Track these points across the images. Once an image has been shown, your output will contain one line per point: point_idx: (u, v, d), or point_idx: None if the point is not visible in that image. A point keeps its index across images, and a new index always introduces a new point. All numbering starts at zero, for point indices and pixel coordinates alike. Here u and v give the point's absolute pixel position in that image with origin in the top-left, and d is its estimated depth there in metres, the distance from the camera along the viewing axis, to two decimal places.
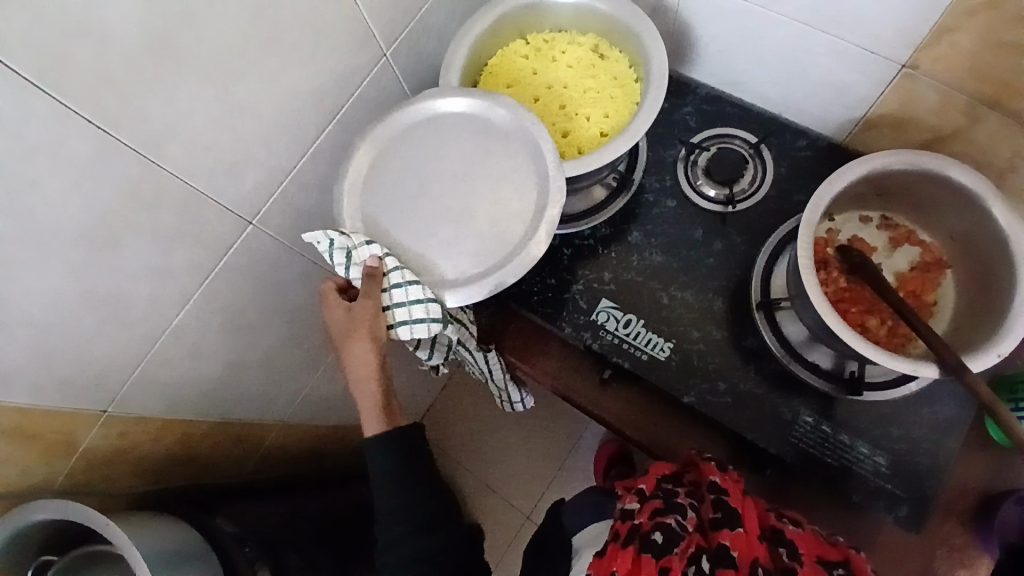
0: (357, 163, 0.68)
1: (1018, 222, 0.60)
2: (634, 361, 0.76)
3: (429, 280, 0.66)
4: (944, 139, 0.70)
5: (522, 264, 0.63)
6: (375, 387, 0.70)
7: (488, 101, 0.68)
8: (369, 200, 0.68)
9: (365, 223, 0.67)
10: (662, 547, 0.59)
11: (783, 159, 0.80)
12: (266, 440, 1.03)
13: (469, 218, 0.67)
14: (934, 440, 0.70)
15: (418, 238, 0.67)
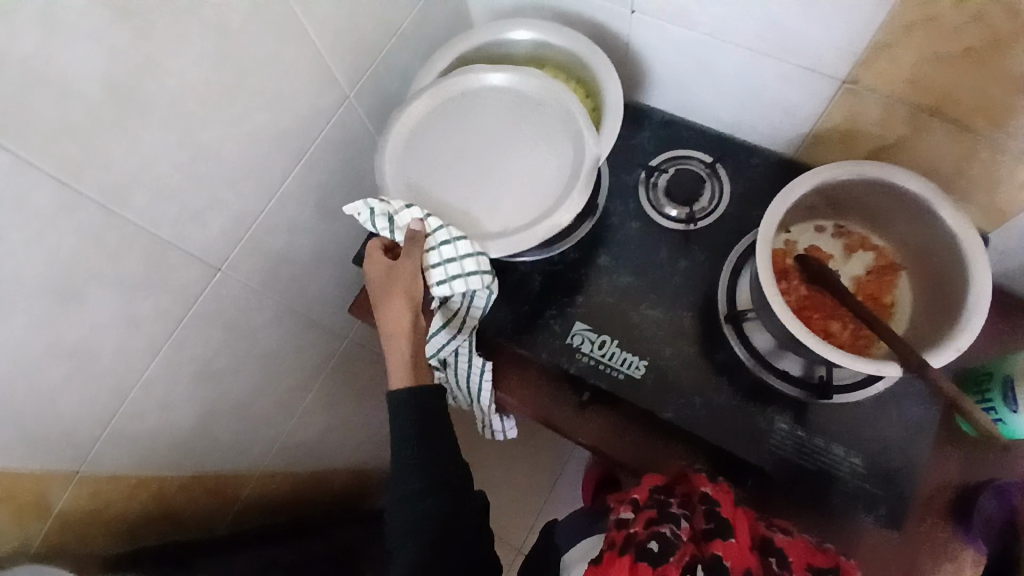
0: (395, 138, 0.75)
1: (963, 221, 0.63)
2: (611, 381, 0.77)
3: (475, 235, 0.71)
4: (891, 147, 0.73)
5: (567, 211, 0.69)
6: (408, 344, 0.74)
7: (519, 73, 0.75)
8: (410, 169, 0.74)
9: (412, 192, 0.73)
10: (657, 557, 0.59)
11: (738, 177, 0.83)
12: (243, 491, 1.01)
13: (507, 181, 0.73)
14: (906, 438, 0.72)
15: (464, 197, 0.73)
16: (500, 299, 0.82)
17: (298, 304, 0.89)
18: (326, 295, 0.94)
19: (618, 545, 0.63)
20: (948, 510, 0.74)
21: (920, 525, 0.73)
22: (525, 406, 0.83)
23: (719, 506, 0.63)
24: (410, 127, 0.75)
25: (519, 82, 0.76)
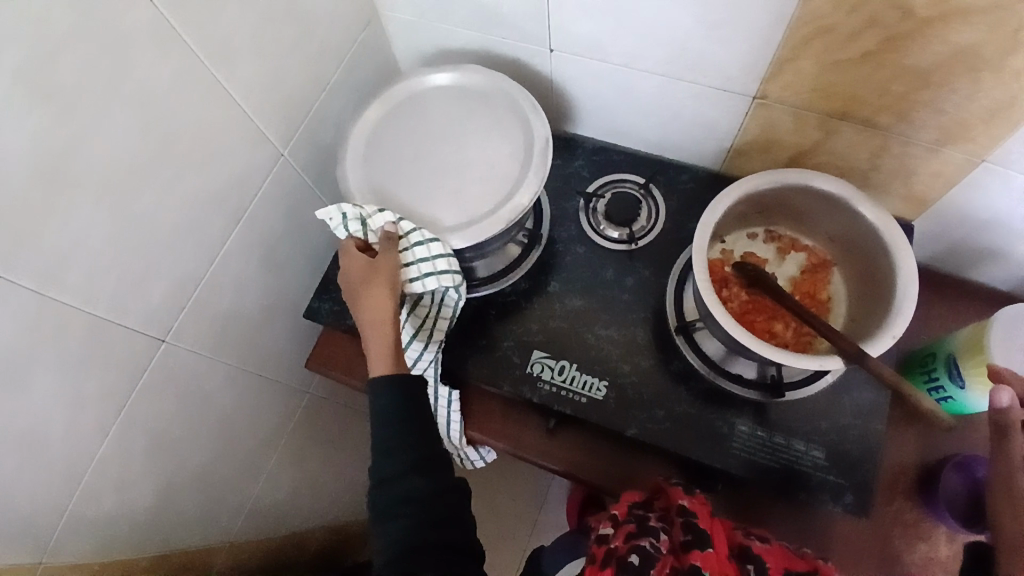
0: (351, 150, 0.74)
1: (881, 215, 0.66)
2: (574, 405, 0.78)
3: (439, 230, 0.70)
4: (808, 151, 0.78)
5: (529, 188, 0.69)
6: (390, 334, 0.70)
7: (459, 72, 0.77)
8: (367, 175, 0.73)
9: (373, 196, 0.72)
10: (637, 570, 0.59)
11: (672, 193, 0.87)
12: (214, 563, 0.97)
13: (464, 172, 0.73)
14: (862, 425, 0.74)
15: (423, 192, 0.72)
16: (456, 337, 0.82)
17: (252, 364, 0.88)
18: (281, 351, 0.93)
19: (599, 561, 0.62)
20: (912, 490, 0.78)
21: (888, 508, 0.77)
22: (492, 437, 0.84)
23: (696, 517, 0.62)
24: (365, 137, 0.75)
25: (464, 78, 0.78)
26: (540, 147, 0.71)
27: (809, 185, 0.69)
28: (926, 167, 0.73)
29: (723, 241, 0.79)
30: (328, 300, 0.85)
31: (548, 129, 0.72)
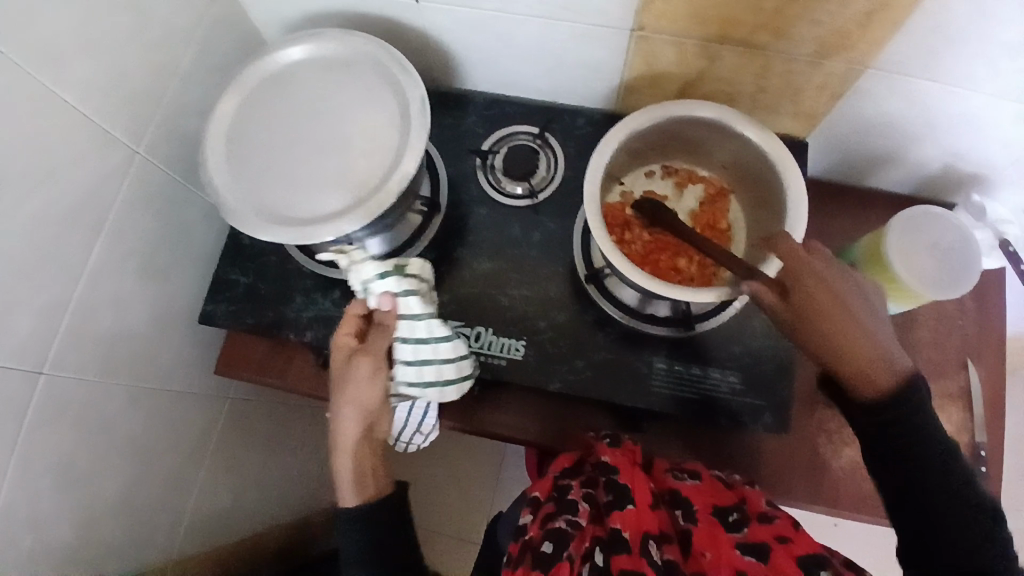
0: (213, 146, 0.68)
1: (766, 137, 0.66)
2: (495, 370, 0.77)
3: (327, 222, 0.65)
4: (696, 81, 0.76)
5: (412, 159, 0.65)
6: (351, 457, 0.68)
7: (313, 42, 0.70)
8: (239, 178, 0.67)
9: (252, 201, 0.66)
10: (552, 556, 0.58)
11: (569, 140, 0.84)
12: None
13: (342, 152, 0.68)
14: (775, 344, 0.75)
15: (304, 184, 0.67)
16: None
17: (154, 379, 0.82)
18: (186, 360, 0.87)
19: (517, 556, 0.62)
20: (833, 398, 0.80)
21: (812, 419, 0.80)
22: None
23: (617, 474, 0.65)
24: (227, 128, 0.69)
25: (319, 48, 0.71)
26: (416, 110, 0.67)
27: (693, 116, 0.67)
28: (811, 81, 0.72)
29: (621, 182, 0.78)
30: (222, 301, 0.80)
31: (422, 91, 0.66)
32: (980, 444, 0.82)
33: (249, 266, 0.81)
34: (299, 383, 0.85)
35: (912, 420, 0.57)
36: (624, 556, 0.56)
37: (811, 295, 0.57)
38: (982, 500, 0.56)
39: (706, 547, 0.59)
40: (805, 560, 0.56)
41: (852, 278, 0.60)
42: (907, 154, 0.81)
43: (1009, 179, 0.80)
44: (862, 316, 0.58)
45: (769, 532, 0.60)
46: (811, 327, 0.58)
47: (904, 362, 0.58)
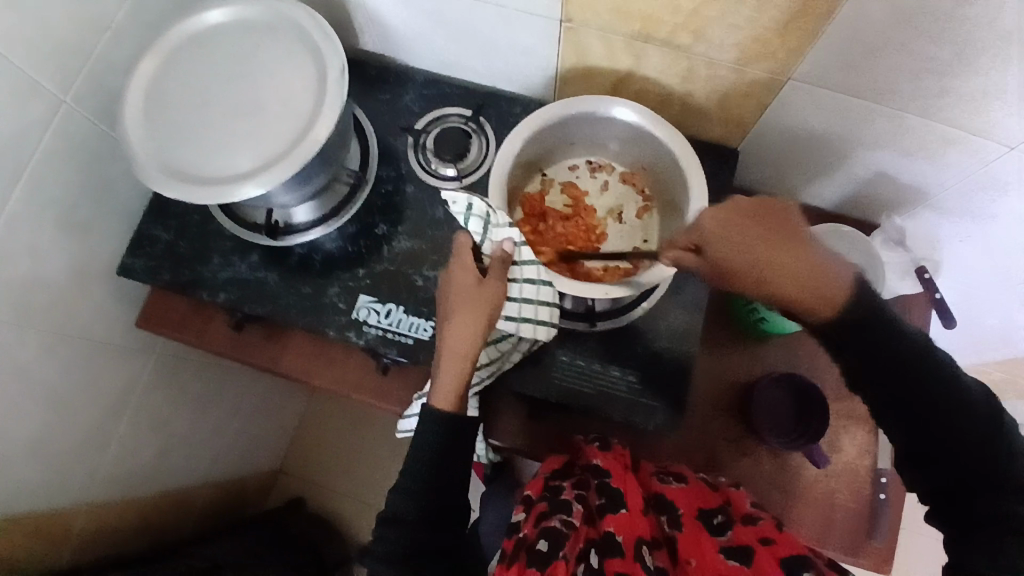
0: (130, 101, 0.69)
1: (674, 139, 0.67)
2: (401, 347, 0.77)
3: (237, 180, 0.65)
4: (626, 78, 0.76)
5: (325, 121, 0.65)
6: (466, 368, 0.63)
7: (238, 7, 0.71)
8: (154, 134, 0.68)
9: (163, 157, 0.67)
10: (548, 554, 0.57)
11: (503, 126, 0.84)
12: (74, 526, 0.89)
13: (257, 114, 0.68)
14: (677, 347, 0.77)
15: (217, 142, 0.67)
16: (282, 286, 0.80)
17: (73, 328, 0.82)
18: (106, 313, 0.87)
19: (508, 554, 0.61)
20: (734, 407, 0.82)
21: (713, 425, 0.81)
22: (335, 386, 0.85)
23: (609, 476, 0.66)
24: (145, 83, 0.69)
25: (243, 11, 0.72)
26: (335, 78, 0.67)
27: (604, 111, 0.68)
28: (737, 88, 0.72)
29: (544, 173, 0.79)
30: (142, 256, 0.82)
31: (338, 56, 0.67)
32: (882, 472, 0.81)
33: (170, 223, 0.83)
34: (214, 347, 0.86)
35: (884, 334, 0.52)
36: (617, 560, 0.56)
37: (721, 240, 0.54)
38: (971, 389, 0.52)
39: (691, 555, 0.58)
40: (788, 560, 0.53)
41: (784, 213, 0.55)
42: (838, 169, 0.80)
43: (938, 207, 0.79)
44: (795, 241, 0.53)
45: (753, 534, 0.58)
46: (720, 263, 0.55)
47: (851, 272, 0.53)
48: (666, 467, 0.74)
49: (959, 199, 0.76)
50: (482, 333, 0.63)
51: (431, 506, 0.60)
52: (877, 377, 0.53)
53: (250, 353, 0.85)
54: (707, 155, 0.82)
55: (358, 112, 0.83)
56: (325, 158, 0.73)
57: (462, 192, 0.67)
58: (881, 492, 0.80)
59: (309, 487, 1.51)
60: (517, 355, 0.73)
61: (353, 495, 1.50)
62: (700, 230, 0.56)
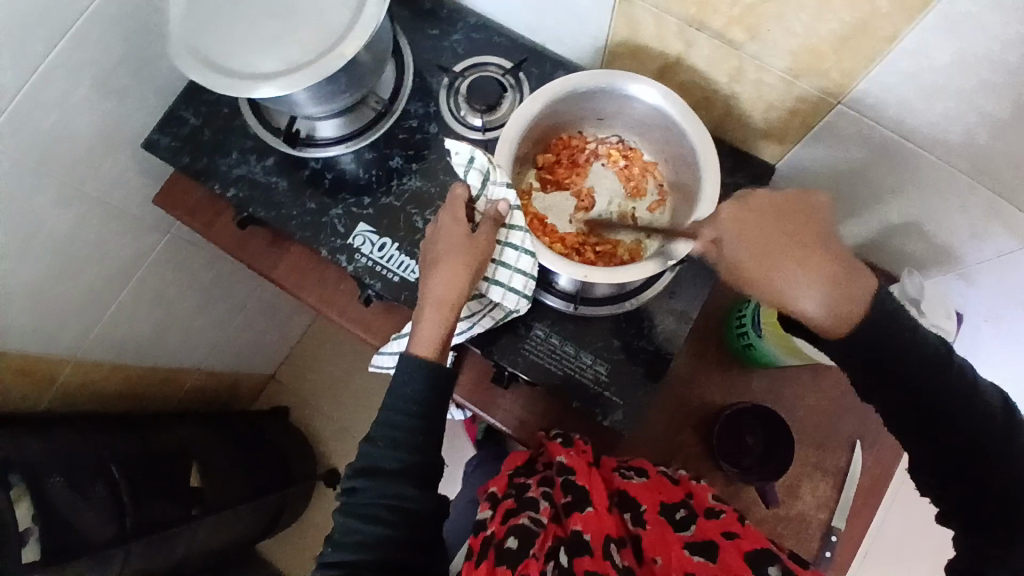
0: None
1: (700, 135, 0.65)
2: (385, 282, 0.78)
3: (260, 77, 0.66)
4: (673, 64, 0.73)
5: (357, 38, 0.66)
6: (446, 316, 0.63)
7: None
8: (195, 17, 0.69)
9: (197, 40, 0.68)
10: (518, 555, 0.59)
11: (540, 88, 0.82)
12: (58, 376, 0.95)
13: (294, 17, 0.69)
14: (654, 350, 0.75)
15: (249, 36, 0.68)
16: (289, 197, 0.81)
17: (92, 187, 0.85)
18: (126, 181, 0.90)
19: (480, 550, 0.63)
20: (701, 427, 0.80)
21: (674, 438, 0.80)
22: (320, 305, 0.85)
23: (573, 475, 0.66)
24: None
25: None
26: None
27: (634, 90, 0.66)
28: (784, 101, 0.68)
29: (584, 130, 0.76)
30: (168, 135, 0.84)
31: None
32: (833, 529, 0.78)
33: (201, 109, 0.85)
34: (218, 241, 0.88)
35: (891, 337, 0.54)
36: (587, 559, 0.58)
37: (741, 238, 0.57)
38: (967, 370, 0.54)
39: (657, 552, 0.61)
40: (752, 555, 0.59)
41: (815, 210, 0.57)
42: (870, 212, 0.76)
43: (968, 279, 0.75)
44: (824, 239, 0.55)
45: (717, 528, 0.63)
46: (742, 265, 0.57)
47: (872, 280, 0.55)
48: (630, 460, 0.75)
49: (993, 277, 0.72)
50: (465, 279, 0.63)
51: (419, 465, 0.61)
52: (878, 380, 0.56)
53: (249, 255, 0.87)
54: (740, 166, 0.79)
55: (403, 40, 0.83)
56: (353, 78, 0.73)
57: (466, 143, 0.64)
58: (827, 549, 0.78)
59: (294, 399, 1.56)
60: (490, 321, 0.71)
61: (332, 418, 1.54)
62: (721, 226, 0.58)
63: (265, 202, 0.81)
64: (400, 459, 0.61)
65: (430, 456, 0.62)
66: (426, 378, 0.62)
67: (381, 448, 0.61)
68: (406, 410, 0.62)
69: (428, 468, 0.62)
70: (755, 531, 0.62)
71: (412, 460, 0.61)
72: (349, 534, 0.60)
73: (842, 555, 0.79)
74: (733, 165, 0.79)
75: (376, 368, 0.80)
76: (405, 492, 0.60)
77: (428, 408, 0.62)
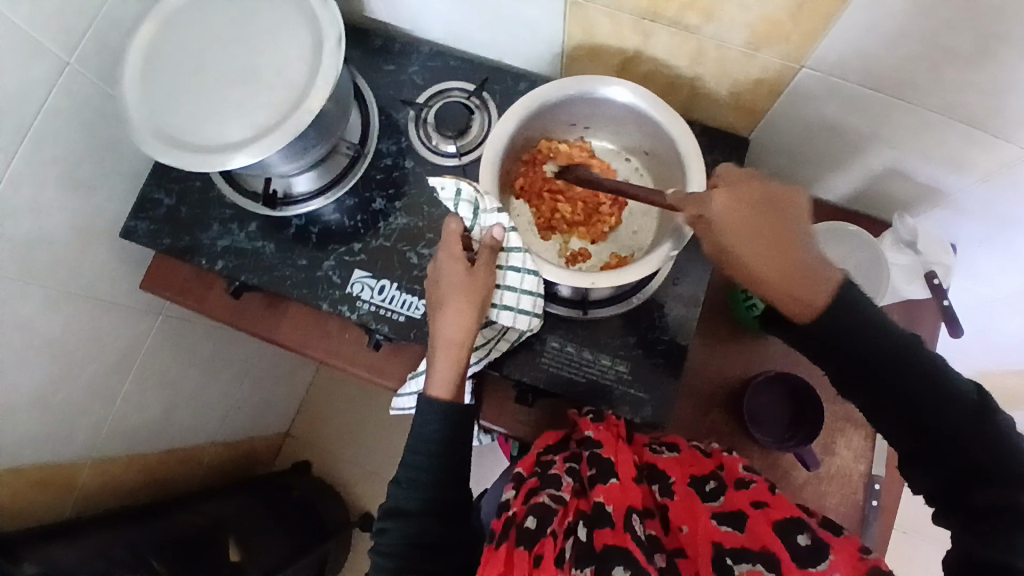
0: (129, 66, 0.69)
1: (677, 125, 0.67)
2: (392, 324, 0.77)
3: (228, 147, 0.66)
4: (633, 57, 0.74)
5: (319, 92, 0.66)
6: (455, 356, 0.63)
7: None
8: (152, 99, 0.68)
9: (158, 121, 0.67)
10: (536, 533, 0.55)
11: (506, 103, 0.83)
12: (78, 479, 0.93)
13: (252, 82, 0.68)
14: (669, 340, 0.75)
15: (210, 108, 0.68)
16: (278, 257, 0.80)
17: (76, 286, 0.84)
18: (108, 271, 0.88)
19: (499, 532, 0.58)
20: (728, 403, 0.81)
21: (704, 419, 0.80)
22: (329, 358, 0.84)
23: (599, 448, 0.63)
24: (144, 49, 0.70)
25: None
26: (331, 48, 0.67)
27: (607, 90, 0.68)
28: (748, 73, 0.69)
29: (586, 127, 0.77)
30: (144, 220, 0.83)
31: (336, 27, 0.67)
32: (875, 478, 0.79)
33: (173, 187, 0.84)
34: (215, 314, 0.86)
35: (858, 338, 0.54)
36: (608, 531, 0.53)
37: (731, 231, 0.55)
38: (968, 390, 0.52)
39: (684, 521, 0.56)
40: (782, 524, 0.52)
41: (785, 203, 0.56)
42: (851, 164, 0.78)
43: (954, 208, 0.77)
44: (799, 239, 0.55)
45: (746, 498, 0.56)
46: (744, 257, 0.55)
47: (834, 273, 0.55)
48: (662, 438, 0.71)
49: (976, 201, 0.74)
50: (468, 319, 0.63)
51: (439, 503, 0.60)
52: (873, 394, 0.55)
53: (250, 322, 0.86)
54: (716, 143, 0.80)
55: (362, 83, 0.83)
56: (321, 129, 0.72)
57: (449, 177, 0.66)
58: (874, 498, 0.79)
59: (314, 452, 1.54)
60: (505, 343, 0.72)
61: (356, 462, 1.52)
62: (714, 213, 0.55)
63: (255, 266, 0.80)
64: (423, 500, 0.60)
65: (453, 491, 0.61)
66: (453, 410, 0.62)
67: (405, 490, 0.60)
68: (424, 449, 0.61)
69: (450, 505, 0.61)
70: (788, 500, 0.55)
71: (435, 497, 0.60)
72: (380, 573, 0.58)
73: (887, 502, 0.80)
74: (709, 144, 0.80)
75: (398, 411, 0.79)
76: (429, 529, 0.59)
77: (460, 439, 0.62)
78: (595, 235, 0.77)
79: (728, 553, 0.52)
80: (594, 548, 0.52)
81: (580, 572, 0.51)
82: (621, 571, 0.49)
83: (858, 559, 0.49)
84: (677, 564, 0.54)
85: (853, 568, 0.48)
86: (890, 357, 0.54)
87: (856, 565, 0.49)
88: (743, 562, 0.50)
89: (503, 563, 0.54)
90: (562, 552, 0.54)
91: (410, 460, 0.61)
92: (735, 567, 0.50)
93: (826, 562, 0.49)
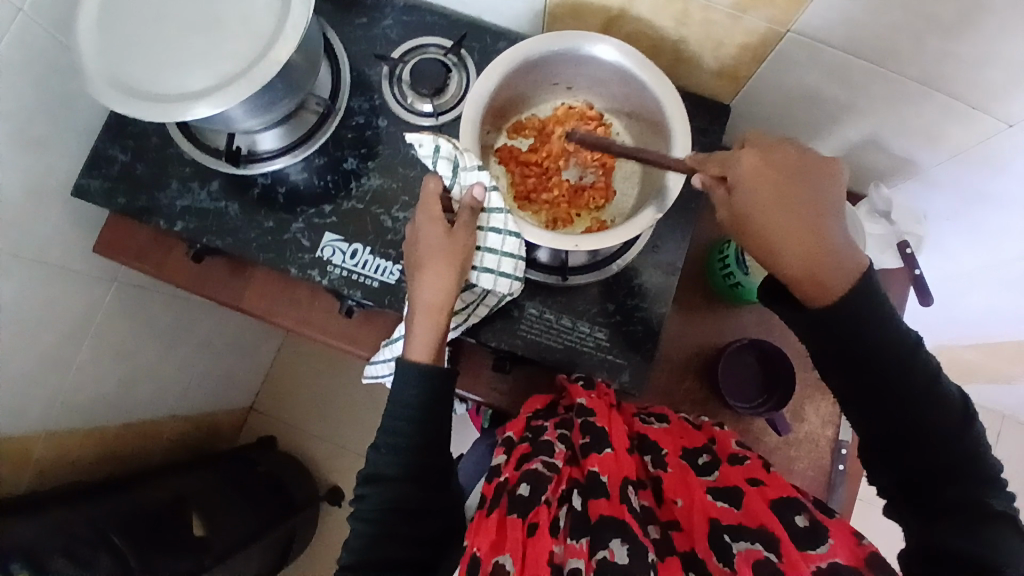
0: (83, 10, 0.64)
1: (664, 84, 0.65)
2: (365, 290, 0.75)
3: (188, 98, 0.61)
4: (618, 17, 0.72)
5: (287, 41, 0.62)
6: (436, 321, 0.61)
7: None
8: (106, 47, 0.63)
9: (111, 70, 0.62)
10: (529, 500, 0.54)
11: (485, 62, 0.79)
12: (34, 454, 0.88)
13: (216, 29, 0.64)
14: (648, 307, 0.75)
15: (169, 57, 0.63)
16: (243, 218, 0.76)
17: (26, 249, 0.78)
18: (60, 232, 0.82)
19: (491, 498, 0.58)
20: (701, 371, 0.81)
21: (678, 386, 0.81)
22: (299, 325, 0.81)
23: (593, 416, 0.62)
24: None
25: None
26: None
27: (592, 47, 0.66)
28: (734, 37, 0.68)
29: (569, 89, 0.75)
30: (98, 177, 0.77)
31: None
32: (841, 443, 0.82)
33: (129, 144, 0.78)
34: (173, 279, 0.82)
35: (857, 329, 0.54)
36: (603, 502, 0.53)
37: (754, 193, 0.54)
38: (953, 394, 0.53)
39: (678, 494, 0.56)
40: (779, 501, 0.53)
41: (816, 174, 0.55)
42: (830, 134, 0.78)
43: (925, 180, 0.79)
44: (825, 213, 0.54)
45: (742, 474, 0.56)
46: (760, 220, 0.54)
47: (859, 259, 0.54)
48: (646, 407, 0.71)
49: (950, 175, 0.76)
50: (447, 286, 0.61)
51: (422, 468, 0.59)
52: (860, 390, 0.56)
53: (213, 289, 0.82)
54: (698, 110, 0.79)
55: (331, 36, 0.79)
56: (289, 83, 0.68)
57: (427, 133, 0.61)
58: (840, 462, 0.81)
59: (279, 427, 1.51)
60: (484, 309, 0.70)
61: (323, 436, 1.50)
62: (739, 174, 0.55)
63: (220, 227, 0.76)
64: (402, 464, 0.58)
65: (434, 456, 0.60)
66: (435, 377, 0.60)
67: (385, 455, 0.59)
68: (405, 414, 0.59)
69: (432, 470, 0.59)
70: (783, 478, 0.56)
71: (416, 463, 0.58)
72: (358, 540, 0.57)
73: (852, 465, 0.82)
74: (691, 110, 0.79)
75: (370, 380, 0.76)
76: (409, 494, 0.57)
77: (439, 406, 0.60)
78: (579, 207, 0.75)
79: (726, 530, 0.52)
80: (589, 519, 0.52)
81: (575, 542, 0.51)
82: (619, 543, 0.49)
83: (856, 543, 0.49)
84: (670, 536, 0.54)
85: (851, 553, 0.48)
86: (889, 354, 0.54)
87: (855, 551, 0.48)
88: (741, 541, 0.50)
89: (496, 532, 0.53)
90: (557, 520, 0.53)
91: (389, 426, 0.59)
92: (734, 544, 0.50)
93: (826, 545, 0.49)
